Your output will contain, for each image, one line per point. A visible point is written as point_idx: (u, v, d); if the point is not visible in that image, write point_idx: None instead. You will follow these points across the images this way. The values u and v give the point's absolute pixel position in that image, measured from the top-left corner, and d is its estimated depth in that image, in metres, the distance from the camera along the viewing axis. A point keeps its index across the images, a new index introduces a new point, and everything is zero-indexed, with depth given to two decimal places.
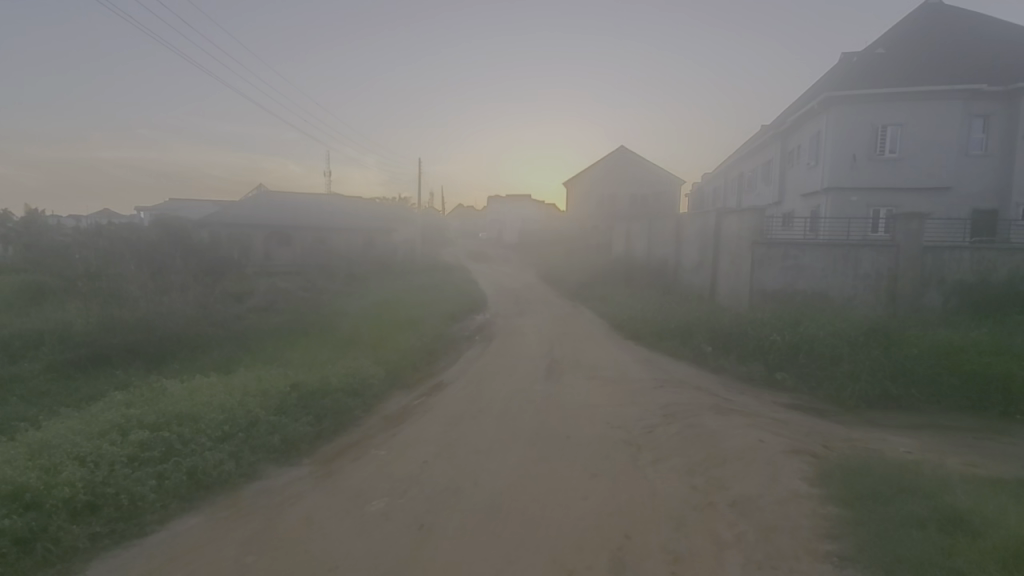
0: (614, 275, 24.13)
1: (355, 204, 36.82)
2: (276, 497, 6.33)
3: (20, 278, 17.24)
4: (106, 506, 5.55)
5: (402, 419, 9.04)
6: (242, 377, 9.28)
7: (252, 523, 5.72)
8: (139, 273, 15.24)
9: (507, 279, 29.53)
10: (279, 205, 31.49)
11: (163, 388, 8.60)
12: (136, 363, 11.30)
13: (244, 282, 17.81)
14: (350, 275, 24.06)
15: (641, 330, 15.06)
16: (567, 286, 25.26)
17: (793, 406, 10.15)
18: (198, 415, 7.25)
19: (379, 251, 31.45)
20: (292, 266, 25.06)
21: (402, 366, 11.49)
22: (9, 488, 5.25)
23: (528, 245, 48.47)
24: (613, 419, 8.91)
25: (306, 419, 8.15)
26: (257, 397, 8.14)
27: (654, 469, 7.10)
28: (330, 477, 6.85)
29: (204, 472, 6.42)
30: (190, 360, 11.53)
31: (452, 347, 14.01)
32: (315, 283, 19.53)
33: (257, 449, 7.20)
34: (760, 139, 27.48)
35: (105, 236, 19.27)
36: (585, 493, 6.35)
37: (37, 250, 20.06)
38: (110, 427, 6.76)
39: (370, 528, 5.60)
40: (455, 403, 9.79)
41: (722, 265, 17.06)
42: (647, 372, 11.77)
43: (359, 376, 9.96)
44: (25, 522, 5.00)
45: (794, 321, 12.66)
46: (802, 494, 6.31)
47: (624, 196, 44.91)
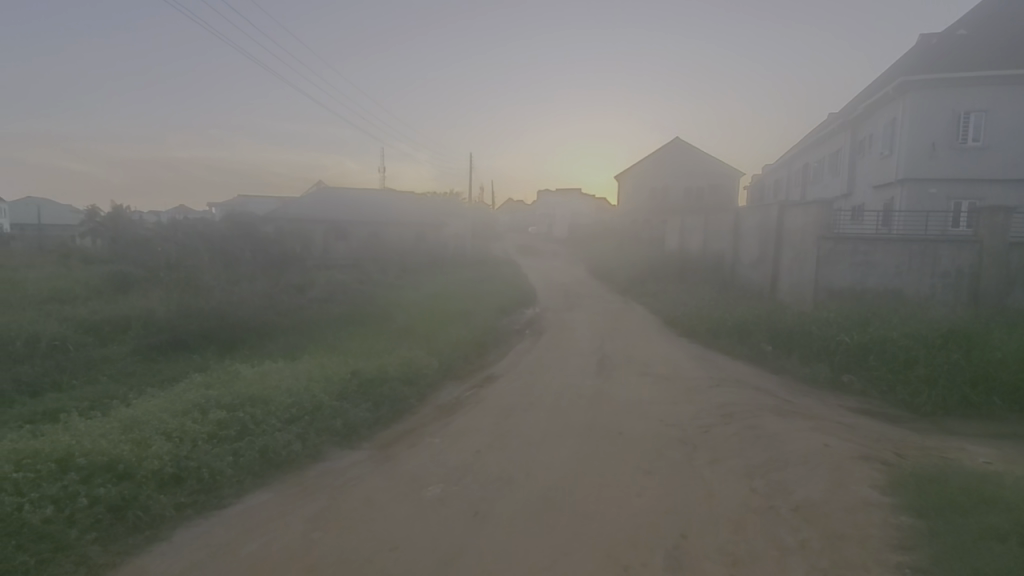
0: (667, 271, 23.54)
1: (409, 199, 37.68)
2: (338, 478, 6.65)
3: (109, 269, 18.63)
4: (189, 479, 5.99)
5: (456, 409, 9.22)
6: (306, 363, 9.78)
7: (316, 501, 6.04)
8: (214, 269, 16.32)
9: (557, 274, 29.48)
10: (337, 202, 32.71)
11: (236, 372, 9.19)
12: (211, 348, 12.06)
13: (306, 275, 18.67)
14: (404, 270, 24.73)
15: (697, 327, 14.65)
16: (618, 280, 24.85)
17: (861, 410, 9.59)
18: (269, 398, 7.73)
19: (432, 245, 32.12)
20: (350, 258, 26.02)
21: (455, 357, 11.74)
22: (104, 459, 5.72)
23: (578, 240, 47.91)
24: (667, 417, 8.74)
25: (365, 405, 8.48)
26: (322, 383, 8.58)
27: (712, 469, 6.91)
28: (387, 461, 7.11)
29: (275, 451, 6.81)
30: (259, 348, 12.19)
31: (503, 340, 14.18)
32: (372, 276, 20.22)
33: (322, 431, 7.57)
34: (828, 129, 25.98)
35: (182, 230, 20.62)
36: (639, 490, 6.27)
37: (123, 242, 21.66)
38: (191, 406, 7.29)
39: (427, 512, 5.78)
40: (506, 394, 9.91)
41: (784, 261, 16.29)
42: (702, 371, 11.46)
43: (414, 365, 10.25)
44: (118, 491, 5.44)
45: (863, 321, 11.96)
46: (872, 503, 5.98)
47: (678, 189, 43.65)
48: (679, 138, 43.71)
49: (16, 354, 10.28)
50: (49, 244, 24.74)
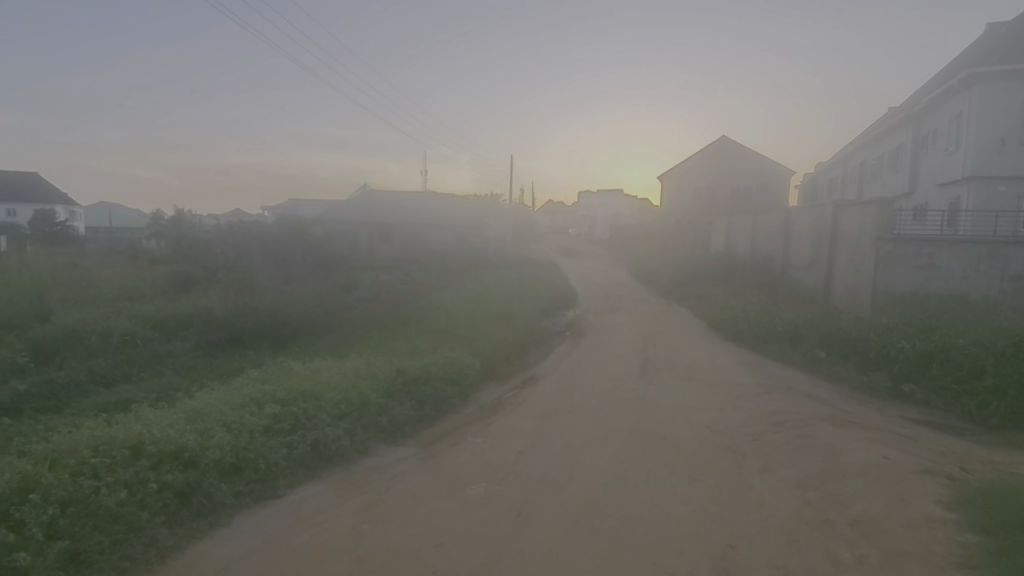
0: (712, 273, 22.94)
1: (450, 202, 38.25)
2: (385, 473, 6.83)
3: (172, 268, 19.81)
4: (247, 469, 6.28)
5: (497, 410, 9.30)
6: (353, 361, 10.10)
7: (363, 495, 6.22)
8: (268, 270, 17.11)
9: (598, 275, 29.24)
10: (382, 205, 33.58)
11: (289, 368, 9.58)
12: (264, 344, 12.63)
13: (352, 275, 19.26)
14: (446, 271, 25.13)
15: (745, 332, 14.21)
16: (661, 282, 24.40)
17: (923, 422, 9.04)
18: (320, 394, 8.03)
19: (473, 246, 32.47)
20: (393, 259, 26.66)
21: (496, 358, 11.83)
22: (172, 447, 6.08)
23: (619, 241, 47.30)
24: (714, 423, 8.51)
25: (409, 404, 8.68)
26: (368, 380, 8.85)
27: (761, 479, 6.68)
28: (431, 459, 7.25)
29: (325, 445, 7.06)
30: (309, 346, 12.66)
31: (543, 341, 14.18)
32: (415, 277, 20.66)
33: (369, 427, 7.80)
34: (886, 125, 24.61)
35: (238, 232, 21.69)
36: (685, 497, 6.14)
37: (184, 244, 22.96)
38: (249, 399, 7.65)
39: (470, 510, 5.85)
40: (548, 396, 9.90)
41: (839, 263, 15.56)
42: (751, 377, 11.10)
43: (456, 366, 10.40)
44: (184, 478, 5.77)
45: (927, 327, 11.27)
46: (936, 519, 5.63)
47: (724, 189, 42.43)
48: (725, 137, 42.47)
49: (91, 348, 11.05)
50: (119, 244, 26.51)
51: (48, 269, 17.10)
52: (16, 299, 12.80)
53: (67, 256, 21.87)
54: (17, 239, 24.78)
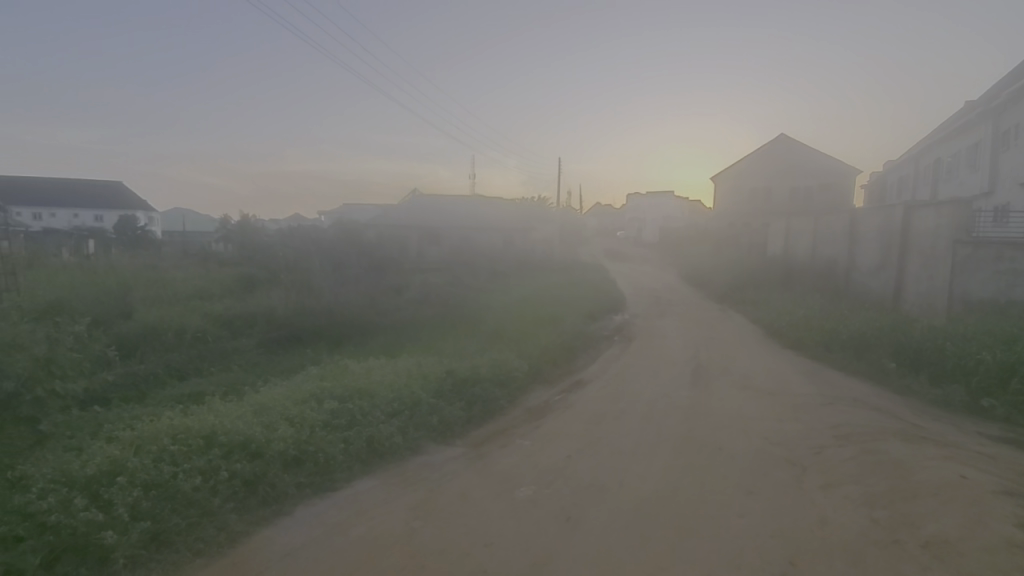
0: (769, 278, 22.04)
1: (498, 205, 38.60)
2: (436, 471, 6.99)
3: (238, 270, 21.02)
4: (308, 461, 6.59)
5: (545, 413, 9.31)
6: (406, 361, 10.39)
7: (415, 492, 6.39)
8: (325, 272, 17.87)
9: (646, 279, 28.71)
10: (432, 209, 34.32)
11: (345, 366, 9.97)
12: (321, 343, 13.20)
13: (404, 277, 19.81)
14: (493, 274, 25.39)
15: (805, 340, 13.56)
16: (714, 286, 23.66)
17: (1007, 439, 8.33)
18: (375, 392, 8.31)
19: (520, 249, 32.62)
20: (443, 261, 27.20)
21: (544, 361, 11.84)
22: (240, 438, 6.45)
23: (669, 244, 46.25)
24: (772, 435, 8.17)
25: (459, 404, 8.83)
26: (420, 380, 9.08)
27: (824, 495, 6.36)
28: (481, 460, 7.34)
29: (379, 442, 7.30)
30: (362, 345, 13.12)
31: (591, 345, 14.07)
32: (464, 280, 21.01)
33: (421, 426, 7.99)
34: (963, 120, 22.87)
35: (298, 236, 22.76)
36: (741, 510, 5.93)
37: (249, 246, 24.32)
38: (309, 395, 8.02)
39: (520, 512, 5.89)
40: (596, 401, 9.81)
41: (910, 268, 14.58)
42: (811, 387, 10.58)
43: (505, 368, 10.48)
44: (251, 468, 6.11)
45: (1012, 338, 10.38)
46: (1021, 545, 5.19)
47: (781, 189, 40.65)
48: (782, 136, 40.70)
49: (167, 343, 11.89)
50: (191, 247, 28.38)
51: (130, 270, 18.55)
52: (103, 297, 13.95)
53: (145, 258, 23.64)
54: (103, 243, 27.03)
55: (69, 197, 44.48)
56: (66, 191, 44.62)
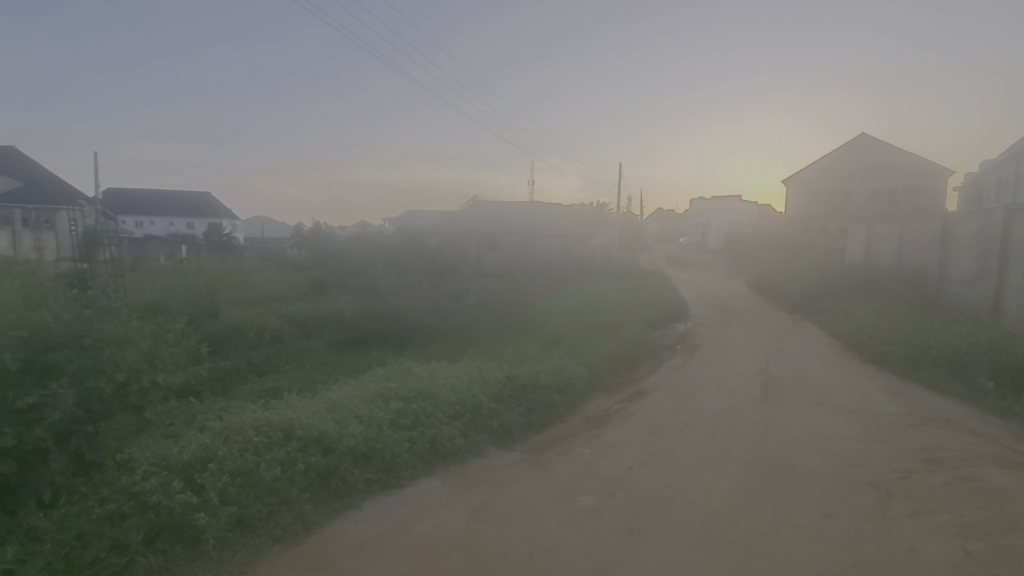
0: (847, 288, 20.64)
1: (557, 211, 38.50)
2: (496, 475, 7.07)
3: (310, 275, 22.23)
4: (375, 458, 6.86)
5: (605, 421, 9.19)
6: (467, 365, 10.59)
7: (476, 494, 6.50)
8: (390, 277, 18.58)
9: (711, 287, 27.61)
10: (492, 216, 34.77)
11: (410, 368, 10.30)
12: (386, 345, 13.73)
13: (464, 283, 20.22)
14: (552, 280, 25.34)
15: (888, 355, 12.58)
16: (785, 295, 22.42)
17: None
18: (438, 394, 8.52)
19: (579, 255, 32.36)
20: (502, 266, 27.49)
21: (604, 370, 11.67)
22: (315, 433, 6.81)
23: (736, 251, 44.32)
24: (851, 456, 7.63)
25: (519, 409, 8.90)
26: (480, 385, 9.21)
27: (911, 522, 5.87)
28: (540, 466, 7.37)
29: (442, 443, 7.49)
30: (424, 349, 13.47)
31: (653, 354, 13.74)
32: (523, 286, 21.12)
33: (482, 429, 8.12)
34: None
35: (365, 242, 23.78)
36: (817, 534, 5.59)
37: (321, 251, 25.70)
38: (377, 395, 8.35)
39: (581, 520, 5.85)
40: (658, 412, 9.57)
41: (1013, 279, 13.17)
42: (897, 406, 9.78)
43: (564, 375, 10.42)
44: (325, 462, 6.44)
45: None
46: None
47: (861, 193, 37.97)
48: (862, 135, 38.02)
49: (250, 342, 12.80)
50: (269, 253, 30.35)
51: (217, 274, 20.08)
52: (195, 298, 15.22)
53: (228, 263, 25.48)
54: (194, 249, 29.50)
55: (165, 207, 48.96)
56: (163, 202, 49.14)
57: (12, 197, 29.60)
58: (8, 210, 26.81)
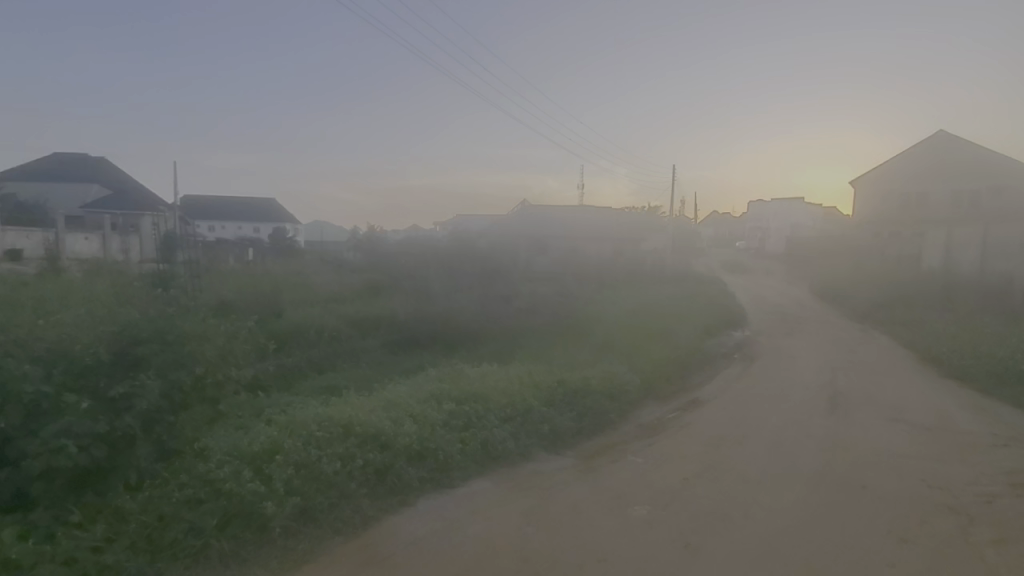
0: (922, 297, 19.20)
1: (607, 215, 37.98)
2: (547, 480, 7.05)
3: (366, 277, 22.99)
4: (429, 457, 6.99)
5: (659, 430, 8.97)
6: (518, 368, 10.62)
7: (527, 498, 6.50)
8: (442, 280, 18.95)
9: (770, 293, 26.41)
10: (541, 220, 34.77)
11: (462, 370, 10.44)
12: (437, 347, 14.01)
13: (513, 286, 20.32)
14: (602, 285, 25.03)
15: (970, 370, 11.59)
16: (853, 303, 21.11)
17: None
18: (489, 397, 8.59)
19: (629, 259, 31.78)
20: (551, 270, 27.45)
21: (657, 377, 11.41)
22: (372, 430, 7.02)
23: (798, 256, 42.18)
24: (928, 477, 7.08)
25: (570, 414, 8.83)
26: (531, 388, 9.21)
27: (999, 551, 5.38)
28: (592, 473, 7.28)
29: (493, 445, 7.55)
30: (475, 352, 13.63)
31: (708, 362, 13.30)
32: (572, 290, 20.98)
33: (532, 433, 8.12)
34: None
35: (418, 245, 24.36)
36: (891, 559, 5.21)
37: (376, 254, 26.55)
38: (430, 395, 8.52)
39: (635, 531, 5.72)
40: (715, 423, 9.23)
41: None
42: (981, 425, 8.99)
43: (616, 381, 10.26)
44: (382, 459, 6.63)
45: None
46: None
47: (940, 195, 35.24)
48: (941, 133, 35.32)
49: (311, 341, 13.41)
50: (328, 256, 31.70)
51: (280, 275, 21.16)
52: (261, 298, 16.09)
53: (291, 266, 26.74)
54: (260, 251, 31.21)
55: (235, 212, 52.23)
56: (233, 207, 52.42)
57: (103, 205, 32.51)
58: (99, 216, 29.31)
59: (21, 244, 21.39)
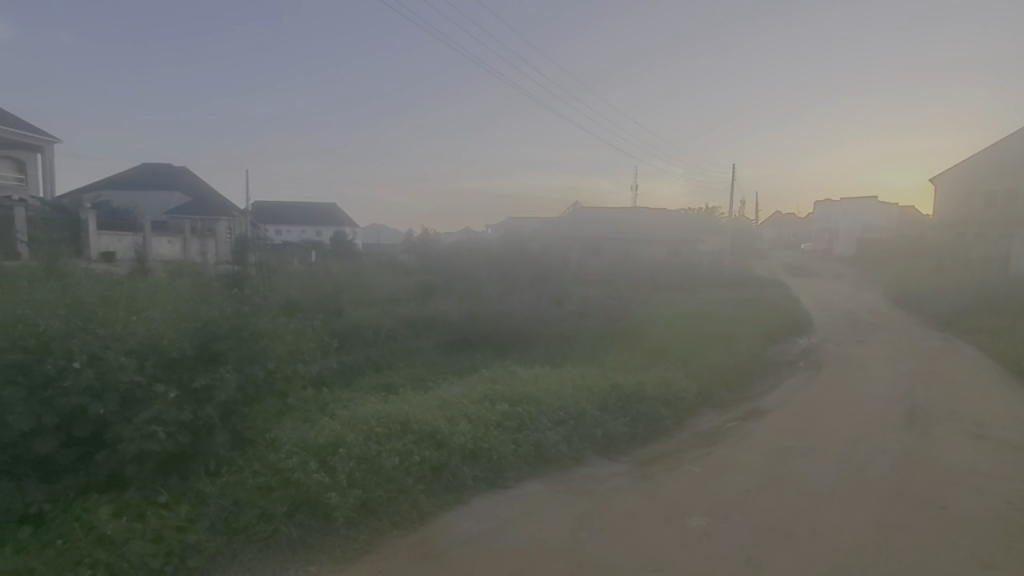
0: (1016, 304, 17.47)
1: (661, 216, 37.07)
2: (600, 485, 6.99)
3: (420, 278, 23.59)
4: (483, 457, 7.09)
5: (717, 439, 8.67)
6: (571, 371, 10.57)
7: (580, 502, 6.48)
8: (494, 282, 19.16)
9: (839, 298, 24.85)
10: (593, 223, 34.42)
11: (514, 371, 10.51)
12: (488, 348, 14.18)
13: (565, 288, 20.25)
14: (655, 288, 24.47)
15: None
16: (933, 309, 19.52)
17: None
18: (542, 399, 8.59)
19: (685, 262, 30.87)
20: (603, 272, 27.12)
21: (715, 384, 11.03)
22: (428, 428, 7.20)
23: (870, 258, 39.49)
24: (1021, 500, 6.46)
25: (623, 419, 8.69)
26: (584, 392, 9.13)
27: None
28: (646, 480, 7.15)
29: (546, 448, 7.56)
30: (526, 354, 13.68)
31: (770, 370, 12.71)
32: (625, 293, 20.65)
33: (585, 437, 8.06)
34: None
35: (471, 248, 24.73)
36: None
37: (430, 255, 27.20)
38: (483, 396, 8.64)
39: (691, 542, 5.58)
40: (777, 434, 8.82)
41: None
42: None
43: (671, 387, 10.01)
44: (437, 456, 6.79)
45: None
46: None
47: None
48: None
49: (369, 340, 13.92)
50: (384, 257, 32.81)
51: (341, 276, 22.12)
52: (323, 298, 16.89)
53: (350, 267, 27.88)
54: (322, 254, 32.73)
55: (299, 216, 55.04)
56: (297, 212, 55.26)
57: (184, 211, 35.22)
58: (181, 221, 31.77)
59: (115, 246, 23.76)
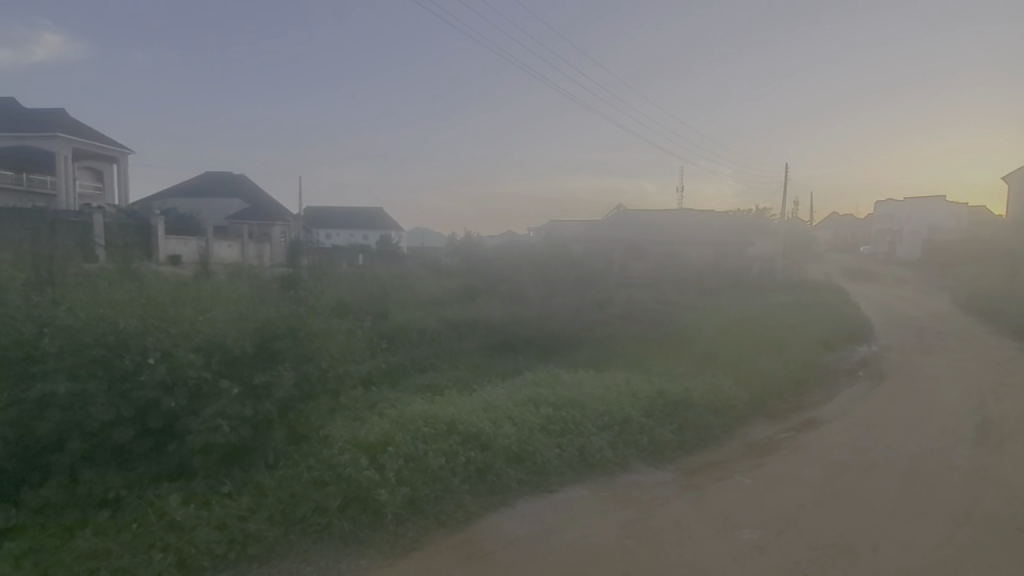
0: None
1: (708, 218, 36.04)
2: (646, 493, 6.86)
3: (462, 281, 23.89)
4: (527, 460, 7.12)
5: (770, 450, 8.34)
6: (615, 376, 10.44)
7: (626, 509, 6.39)
8: (536, 285, 19.17)
9: (901, 304, 23.40)
10: (637, 226, 33.85)
11: (558, 375, 10.48)
12: (531, 351, 14.20)
13: (607, 292, 19.99)
14: (701, 292, 23.80)
15: None
16: (1009, 317, 18.08)
17: None
18: (586, 403, 8.52)
19: (733, 265, 29.87)
20: (646, 276, 26.63)
21: (767, 392, 10.60)
22: (473, 429, 7.28)
23: (936, 262, 37.02)
24: None
25: (670, 427, 8.50)
26: (628, 397, 9.00)
27: None
28: (695, 490, 6.96)
29: (590, 453, 7.50)
30: (569, 358, 13.61)
31: (826, 379, 12.12)
32: (670, 297, 20.18)
33: (630, 443, 7.94)
34: None
35: (512, 251, 24.84)
36: None
37: (472, 258, 27.47)
38: (526, 399, 8.66)
39: (743, 555, 5.40)
40: (835, 446, 8.40)
41: None
42: None
43: (720, 394, 9.71)
44: (482, 457, 6.87)
45: None
46: None
47: None
48: None
49: (414, 341, 14.22)
50: (427, 260, 33.42)
51: (387, 279, 22.70)
52: (370, 300, 17.36)
53: (395, 270, 28.61)
54: (368, 257, 33.69)
55: (346, 221, 56.84)
56: (345, 217, 57.10)
57: (242, 216, 37.05)
58: (239, 226, 33.46)
59: (181, 250, 25.25)
